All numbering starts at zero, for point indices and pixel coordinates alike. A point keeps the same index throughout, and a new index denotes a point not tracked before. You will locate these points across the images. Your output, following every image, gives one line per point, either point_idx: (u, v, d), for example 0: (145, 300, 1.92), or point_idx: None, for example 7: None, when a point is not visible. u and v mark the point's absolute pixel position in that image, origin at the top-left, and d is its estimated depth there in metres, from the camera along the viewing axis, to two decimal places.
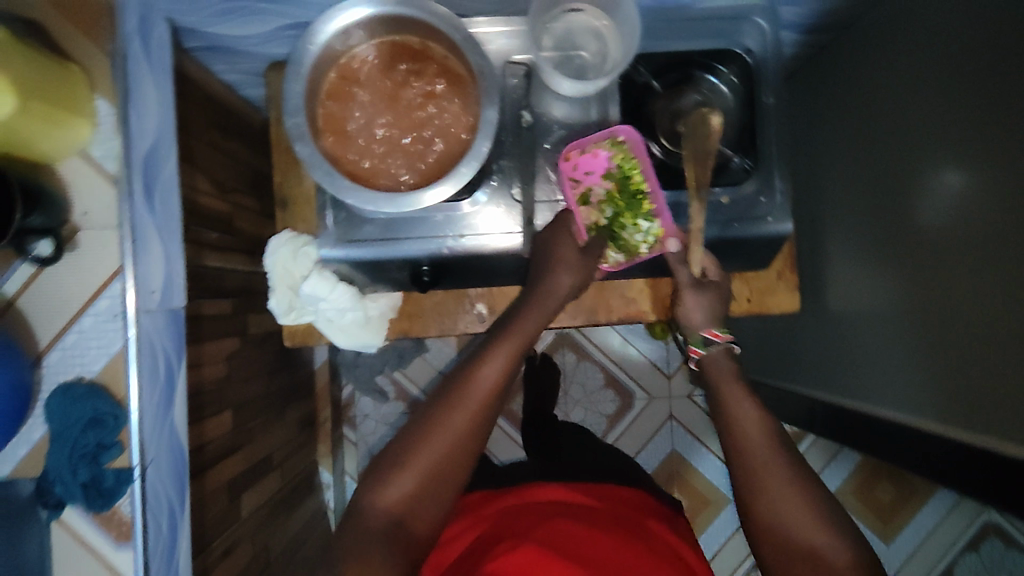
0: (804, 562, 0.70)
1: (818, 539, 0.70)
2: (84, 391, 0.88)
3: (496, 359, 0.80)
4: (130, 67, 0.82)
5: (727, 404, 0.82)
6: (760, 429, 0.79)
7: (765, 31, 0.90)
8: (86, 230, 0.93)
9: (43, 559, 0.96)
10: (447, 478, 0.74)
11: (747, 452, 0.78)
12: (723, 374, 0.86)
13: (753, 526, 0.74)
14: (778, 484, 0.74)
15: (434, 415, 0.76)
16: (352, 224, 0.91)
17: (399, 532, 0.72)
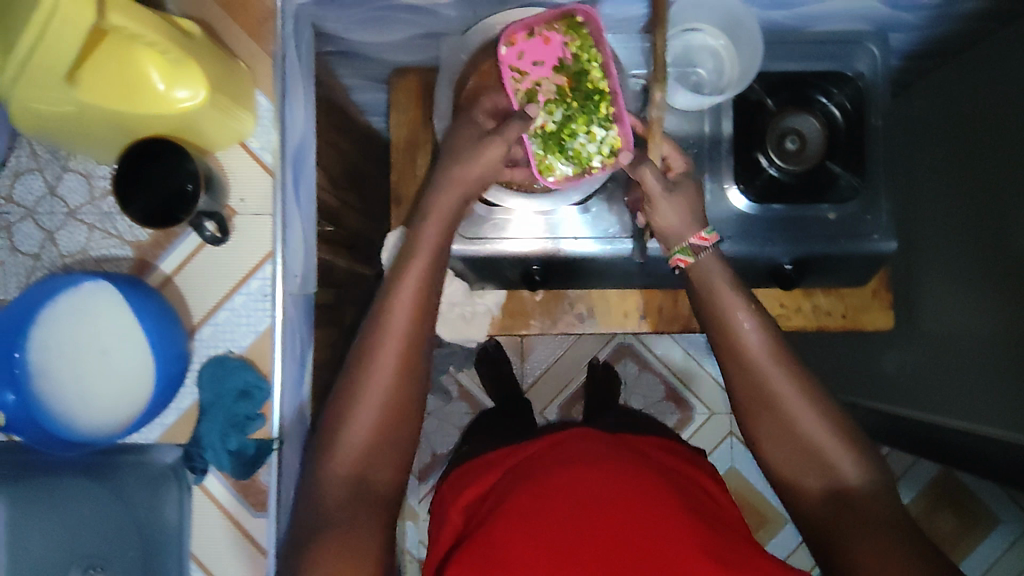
0: (827, 481, 0.66)
1: (833, 451, 0.66)
2: (238, 363, 0.83)
3: (406, 285, 0.69)
4: (285, 67, 0.84)
5: (730, 324, 0.71)
6: (790, 384, 0.68)
7: (877, 56, 0.93)
8: (243, 216, 0.84)
9: (184, 518, 0.85)
10: (399, 435, 0.69)
11: (761, 374, 0.69)
12: (715, 283, 0.73)
13: (766, 446, 0.69)
14: (791, 404, 0.67)
15: (360, 363, 0.68)
16: (470, 223, 0.94)
17: (365, 496, 0.67)
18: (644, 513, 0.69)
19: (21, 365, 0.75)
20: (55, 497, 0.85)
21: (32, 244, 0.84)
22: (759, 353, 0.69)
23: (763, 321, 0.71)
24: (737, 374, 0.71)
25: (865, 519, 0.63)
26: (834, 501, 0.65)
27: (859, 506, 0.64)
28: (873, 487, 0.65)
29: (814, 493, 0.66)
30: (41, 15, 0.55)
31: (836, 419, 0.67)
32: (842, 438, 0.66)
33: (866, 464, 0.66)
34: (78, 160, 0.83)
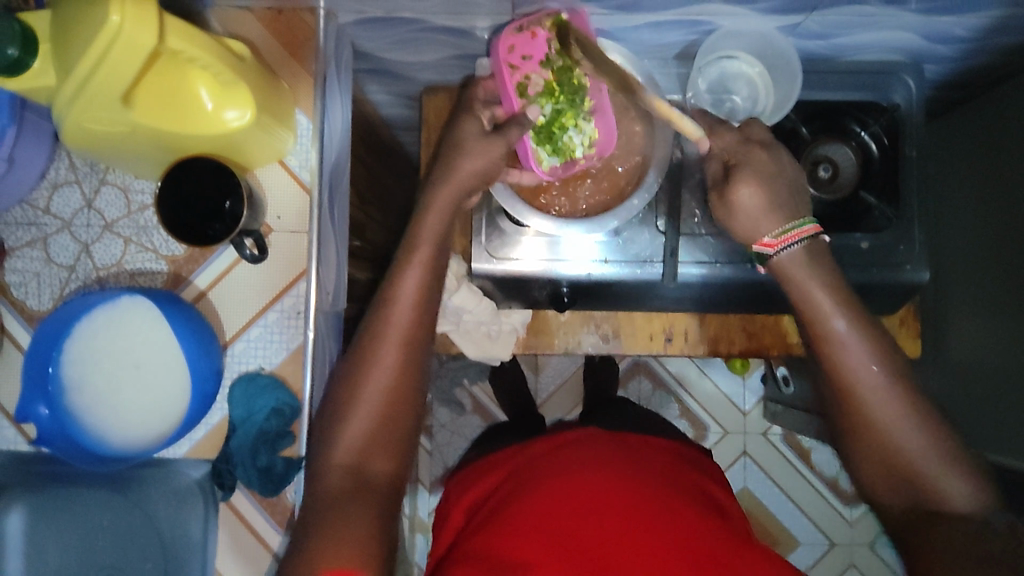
0: (914, 490, 0.65)
1: (926, 463, 0.65)
2: (269, 382, 0.83)
3: (406, 284, 0.74)
4: (326, 86, 0.85)
5: (820, 320, 0.69)
6: (877, 379, 0.67)
7: (914, 87, 0.93)
8: (280, 232, 0.84)
9: (208, 538, 0.85)
10: (398, 424, 0.72)
11: (850, 374, 0.68)
12: (804, 277, 0.70)
13: (858, 446, 0.68)
14: (884, 409, 0.66)
15: (368, 353, 0.72)
16: (503, 243, 0.95)
17: (366, 481, 0.69)
18: (648, 514, 0.73)
19: (55, 379, 0.75)
20: (77, 505, 0.84)
21: (67, 255, 0.84)
22: (852, 351, 0.68)
23: (860, 320, 0.69)
24: (826, 375, 0.70)
25: (947, 530, 0.61)
26: (913, 507, 0.65)
27: (945, 518, 0.62)
28: (972, 501, 0.63)
29: (893, 495, 0.67)
30: (104, 37, 0.55)
31: (933, 427, 0.66)
32: (940, 449, 0.65)
33: (970, 479, 0.64)
34: (117, 173, 0.84)
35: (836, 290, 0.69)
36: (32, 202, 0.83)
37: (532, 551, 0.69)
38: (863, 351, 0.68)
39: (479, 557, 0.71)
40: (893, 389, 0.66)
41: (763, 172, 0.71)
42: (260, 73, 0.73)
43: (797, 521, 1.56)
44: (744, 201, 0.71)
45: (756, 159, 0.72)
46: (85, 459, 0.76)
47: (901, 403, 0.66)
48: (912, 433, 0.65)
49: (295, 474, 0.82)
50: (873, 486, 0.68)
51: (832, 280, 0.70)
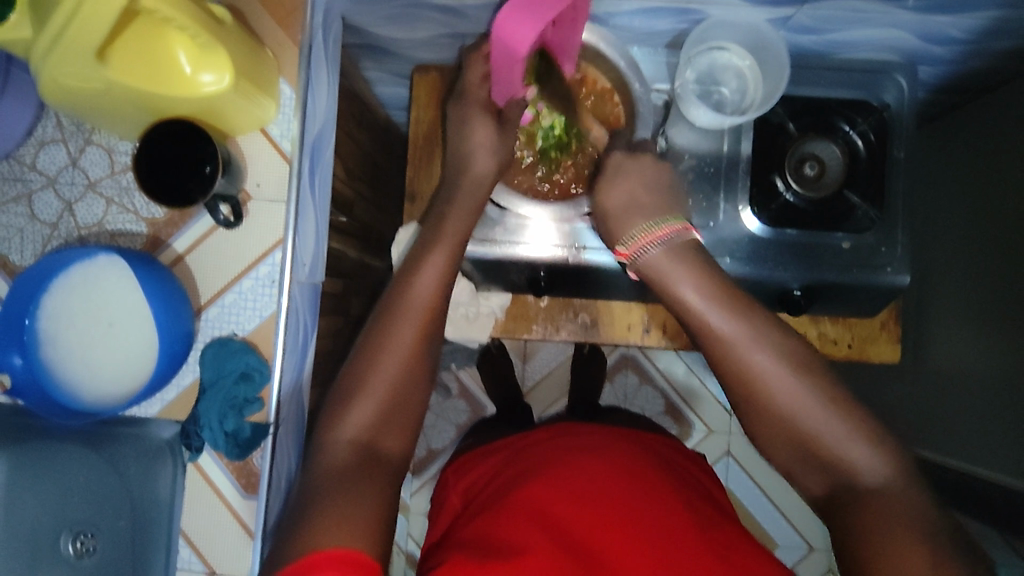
0: (833, 471, 0.63)
1: (835, 436, 0.63)
2: (243, 348, 0.83)
3: (430, 265, 0.73)
4: (312, 55, 0.85)
5: (705, 320, 0.69)
6: (781, 371, 0.65)
7: (904, 87, 0.93)
8: (259, 200, 0.85)
9: (177, 493, 0.87)
10: (409, 402, 0.70)
11: (735, 360, 0.67)
12: (673, 273, 0.70)
13: (772, 436, 0.66)
14: (777, 389, 0.65)
15: (384, 330, 0.70)
16: (482, 224, 0.94)
17: (375, 457, 0.66)
18: (638, 505, 0.72)
19: (31, 331, 0.77)
20: (51, 464, 0.80)
21: (51, 212, 0.85)
22: (739, 342, 0.67)
23: (733, 309, 0.68)
24: (728, 375, 0.68)
25: (873, 508, 0.58)
26: (834, 489, 0.63)
27: (867, 495, 0.60)
28: (893, 479, 0.60)
29: (814, 479, 0.65)
30: None
31: (829, 394, 0.64)
32: (844, 422, 0.63)
33: (876, 447, 0.62)
34: (102, 134, 0.85)
35: (703, 283, 0.69)
36: (20, 157, 0.85)
37: (524, 534, 0.69)
38: (750, 340, 0.67)
39: (468, 542, 0.72)
40: (778, 367, 0.65)
41: (631, 169, 0.78)
42: (240, 36, 0.73)
43: (777, 524, 1.55)
44: (613, 201, 0.77)
45: (626, 158, 0.79)
46: (54, 413, 0.77)
47: (792, 377, 0.65)
48: (827, 422, 0.63)
49: (263, 438, 0.83)
50: (801, 476, 0.66)
51: (701, 270, 0.70)
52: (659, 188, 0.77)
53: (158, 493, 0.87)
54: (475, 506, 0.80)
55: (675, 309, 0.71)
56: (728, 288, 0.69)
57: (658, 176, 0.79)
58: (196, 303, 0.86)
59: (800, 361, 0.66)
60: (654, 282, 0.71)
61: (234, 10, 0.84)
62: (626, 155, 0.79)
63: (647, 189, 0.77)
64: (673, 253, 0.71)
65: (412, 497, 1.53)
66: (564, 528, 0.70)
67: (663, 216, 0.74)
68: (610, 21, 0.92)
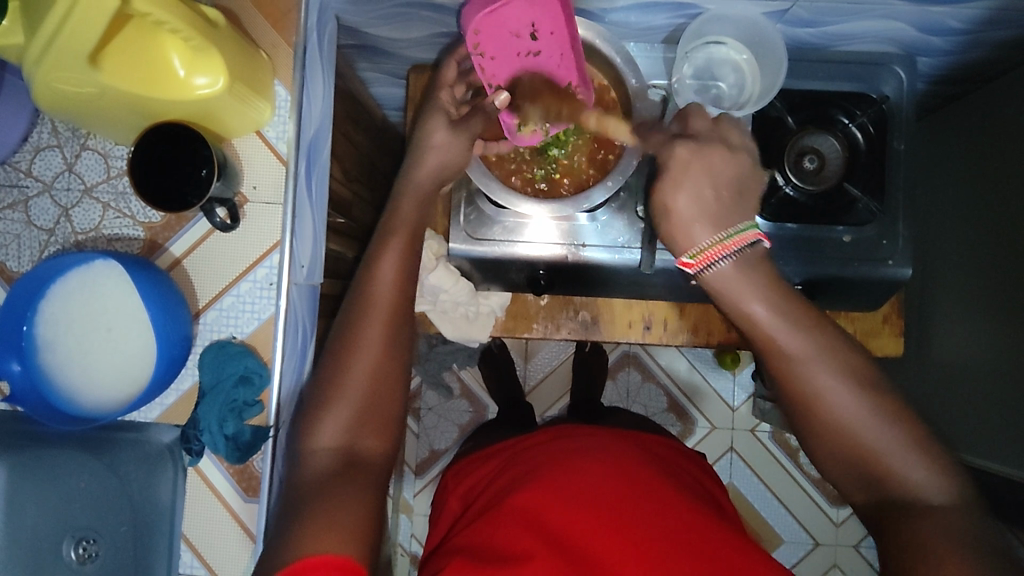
0: (887, 488, 0.60)
1: (895, 455, 0.60)
2: (240, 350, 0.83)
3: (386, 260, 0.72)
4: (305, 56, 0.85)
5: (775, 335, 0.65)
6: (842, 386, 0.62)
7: (903, 79, 0.92)
8: (256, 202, 0.85)
9: (178, 498, 0.86)
10: (385, 402, 0.70)
11: (797, 376, 0.64)
12: (738, 286, 0.65)
13: (828, 450, 0.63)
14: (840, 404, 0.62)
15: (351, 330, 0.70)
16: (480, 223, 0.94)
17: (354, 461, 0.66)
18: (633, 509, 0.72)
19: (29, 338, 0.77)
20: (53, 471, 0.81)
21: (47, 218, 0.85)
22: (804, 359, 0.63)
23: (797, 324, 0.64)
24: (786, 386, 0.65)
25: (931, 526, 0.56)
26: (881, 505, 0.61)
27: (924, 513, 0.58)
28: (952, 501, 0.58)
29: (861, 494, 0.62)
30: None
31: (891, 413, 0.61)
32: (903, 439, 0.61)
33: (935, 467, 0.60)
34: (97, 139, 0.85)
35: (767, 295, 0.65)
36: (15, 164, 0.84)
37: (520, 541, 0.69)
38: (817, 358, 0.63)
39: (466, 550, 0.72)
40: (845, 386, 0.62)
41: (699, 168, 0.67)
42: (233, 37, 0.73)
43: (782, 519, 1.54)
44: (681, 207, 0.66)
45: (694, 155, 0.67)
46: (52, 419, 0.76)
47: (859, 396, 0.62)
48: (887, 437, 0.61)
49: (264, 441, 0.82)
50: (851, 491, 0.63)
51: (766, 281, 0.66)
52: (728, 189, 0.67)
53: (159, 498, 0.87)
54: (473, 511, 0.80)
55: (730, 316, 0.67)
56: (793, 301, 0.66)
57: (731, 173, 0.68)
58: (195, 307, 0.85)
59: (867, 379, 0.63)
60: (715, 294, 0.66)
61: (227, 13, 0.84)
62: (691, 150, 0.67)
63: (717, 191, 0.66)
64: (742, 267, 0.65)
65: (415, 497, 1.53)
66: (557, 532, 0.70)
67: (736, 223, 0.66)
68: (604, 17, 0.91)
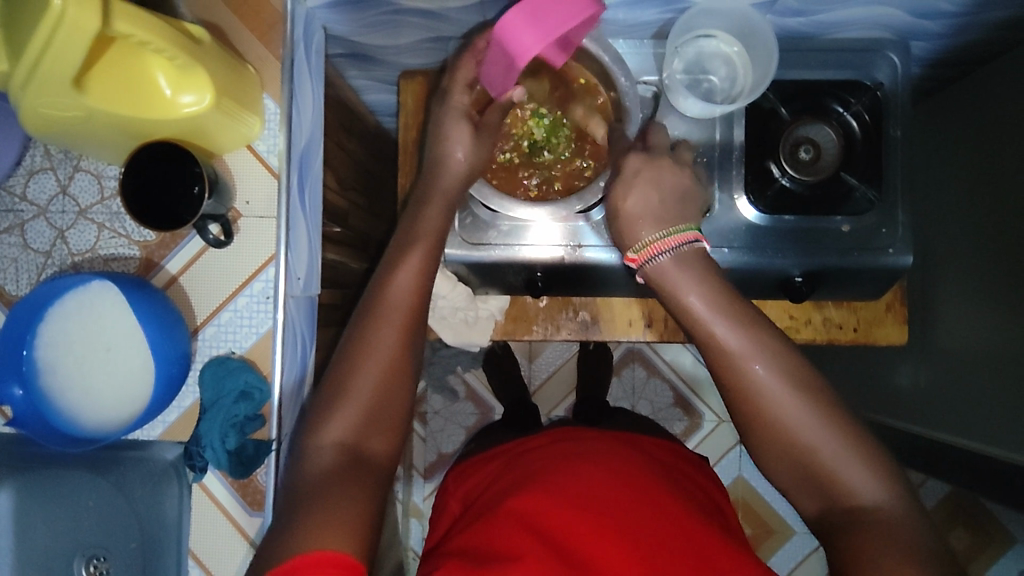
0: (827, 490, 0.62)
1: (834, 458, 0.61)
2: (241, 364, 0.84)
3: (405, 267, 0.73)
4: (293, 69, 0.85)
5: (712, 333, 0.68)
6: (777, 385, 0.64)
7: (897, 64, 0.91)
8: (250, 218, 0.85)
9: (184, 516, 0.87)
10: (394, 404, 0.69)
11: (736, 374, 0.66)
12: (680, 281, 0.69)
13: (773, 456, 0.65)
14: (778, 408, 0.64)
15: (364, 332, 0.70)
16: (476, 228, 0.93)
17: (359, 459, 0.66)
18: (629, 509, 0.72)
19: (29, 361, 0.78)
20: (61, 492, 0.81)
21: (43, 241, 0.85)
22: (743, 354, 0.66)
23: (741, 323, 0.67)
24: (727, 389, 0.67)
25: (869, 530, 0.57)
26: (829, 511, 0.62)
27: (863, 516, 0.59)
28: (887, 506, 0.59)
29: (810, 499, 0.63)
30: (47, 24, 0.57)
31: (830, 416, 0.63)
32: (841, 441, 0.62)
33: (876, 472, 0.61)
34: (90, 160, 0.85)
35: (710, 293, 0.69)
36: (9, 188, 0.85)
37: (510, 542, 0.68)
38: (752, 354, 0.66)
39: (463, 552, 0.71)
40: (781, 382, 0.64)
41: (647, 176, 0.76)
42: (219, 53, 0.73)
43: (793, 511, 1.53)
44: (630, 208, 0.75)
45: (644, 164, 0.77)
46: (55, 442, 0.77)
47: (798, 398, 0.64)
48: (825, 437, 0.62)
49: (265, 456, 0.83)
50: (798, 491, 0.64)
51: (707, 277, 0.70)
52: (672, 198, 0.76)
53: (166, 513, 0.87)
54: (469, 515, 0.80)
55: (673, 313, 0.71)
56: (732, 296, 0.69)
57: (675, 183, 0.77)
58: (193, 324, 0.86)
59: (807, 381, 0.65)
60: (661, 288, 0.71)
61: (213, 28, 0.84)
62: (643, 159, 0.77)
63: (663, 197, 0.75)
64: (681, 261, 0.70)
65: (424, 501, 1.53)
66: (553, 535, 0.69)
67: (677, 224, 0.73)
68: None
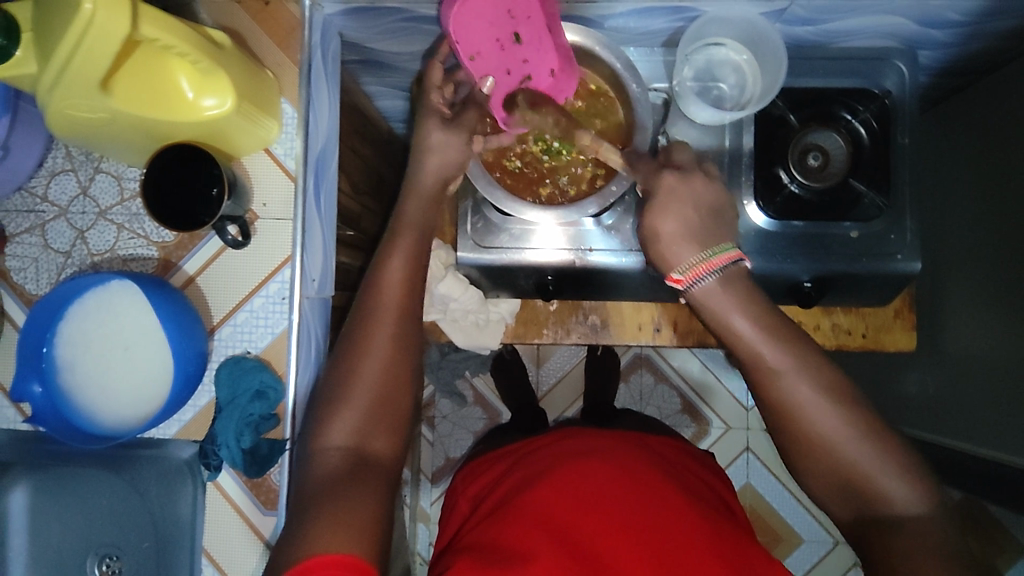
0: (865, 500, 0.63)
1: (873, 470, 0.62)
2: (255, 364, 0.84)
3: (394, 266, 0.73)
4: (310, 74, 0.86)
5: (752, 347, 0.66)
6: (818, 400, 0.64)
7: (904, 73, 0.92)
8: (266, 220, 0.86)
9: (197, 514, 0.86)
10: (396, 404, 0.70)
11: (782, 395, 0.65)
12: (725, 305, 0.67)
13: (809, 465, 0.65)
14: (817, 421, 0.64)
15: (362, 335, 0.71)
16: (487, 231, 0.95)
17: (364, 461, 0.67)
18: (632, 505, 0.73)
19: (49, 359, 0.79)
20: (76, 491, 0.86)
21: (64, 241, 0.87)
22: (788, 374, 0.65)
23: (784, 338, 0.66)
24: (763, 401, 0.67)
25: (907, 542, 0.59)
26: (863, 520, 0.63)
27: (902, 529, 0.60)
28: (924, 515, 0.60)
29: (844, 507, 0.64)
30: (78, 26, 0.59)
31: (871, 431, 0.63)
32: (879, 451, 0.62)
33: (912, 481, 0.61)
34: (110, 162, 0.87)
35: (754, 312, 0.67)
36: (31, 189, 0.86)
37: (526, 543, 0.69)
38: (794, 370, 0.65)
39: (476, 548, 0.72)
40: (822, 399, 0.64)
41: (682, 195, 0.71)
42: (239, 57, 0.75)
43: (800, 518, 1.53)
44: (669, 230, 0.69)
45: (679, 182, 0.72)
46: (73, 439, 0.78)
47: (837, 411, 0.63)
48: (862, 449, 0.62)
49: (280, 454, 0.84)
50: (834, 500, 0.65)
51: (749, 296, 0.67)
52: (709, 213, 0.71)
53: (180, 512, 0.87)
54: (479, 512, 0.81)
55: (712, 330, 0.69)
56: (778, 319, 0.67)
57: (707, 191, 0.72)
58: (209, 324, 0.87)
59: (841, 391, 0.65)
60: (703, 311, 0.68)
61: (233, 34, 0.86)
62: (678, 179, 0.72)
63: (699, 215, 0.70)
64: (727, 284, 0.67)
65: (431, 506, 1.54)
66: (566, 536, 0.70)
67: (719, 242, 0.69)
68: (603, 23, 0.92)
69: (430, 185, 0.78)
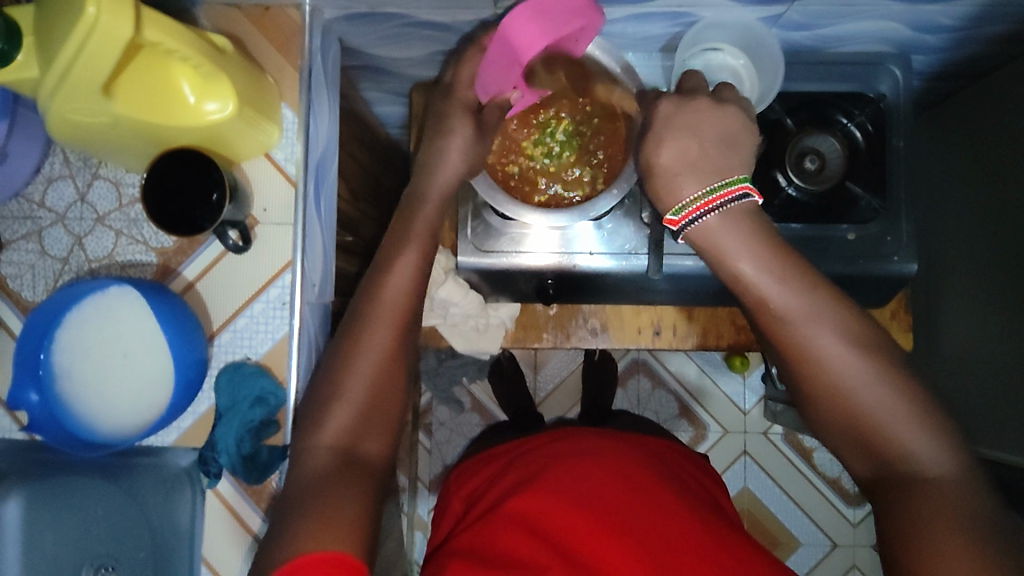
0: (886, 459, 0.62)
1: (895, 426, 0.61)
2: (255, 369, 0.84)
3: (400, 264, 0.72)
4: (310, 80, 0.87)
5: (759, 289, 0.66)
6: (836, 347, 0.64)
7: (898, 77, 0.93)
8: (266, 225, 0.86)
9: (195, 523, 0.86)
10: (387, 408, 0.69)
11: (797, 339, 0.65)
12: (728, 243, 0.66)
13: (828, 423, 0.65)
14: (839, 376, 0.63)
15: (360, 331, 0.70)
16: (488, 234, 0.95)
17: (354, 461, 0.66)
18: (625, 506, 0.73)
19: (46, 365, 0.78)
20: (72, 500, 0.83)
21: (61, 247, 0.86)
22: (800, 318, 0.65)
23: (793, 282, 0.66)
24: (781, 349, 0.66)
25: (925, 502, 0.58)
26: (884, 479, 0.62)
27: (918, 488, 0.59)
28: (947, 474, 0.60)
29: (863, 466, 0.64)
30: (81, 29, 0.58)
31: (892, 382, 0.62)
32: (904, 406, 0.61)
33: (936, 438, 0.61)
34: (109, 168, 0.86)
35: (760, 253, 0.66)
36: (28, 195, 0.86)
37: (524, 550, 0.69)
38: (806, 314, 0.65)
39: (469, 551, 0.72)
40: (842, 348, 0.63)
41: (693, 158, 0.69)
42: (238, 60, 0.75)
43: (798, 522, 1.53)
44: (667, 161, 0.69)
45: (678, 109, 0.72)
46: (72, 447, 0.78)
47: (858, 362, 0.63)
48: (884, 402, 0.62)
49: (280, 462, 0.84)
50: (857, 460, 0.64)
51: (757, 235, 0.67)
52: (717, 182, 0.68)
53: (179, 522, 0.87)
54: (475, 513, 0.80)
55: (713, 267, 0.69)
56: (784, 257, 0.67)
57: (718, 125, 0.71)
58: (210, 329, 0.86)
59: (863, 340, 0.64)
60: (707, 251, 0.68)
61: (233, 39, 0.86)
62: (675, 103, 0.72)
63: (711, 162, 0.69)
64: (729, 221, 0.67)
65: (429, 513, 1.53)
66: (559, 541, 0.70)
67: (722, 178, 0.68)
68: (602, 29, 0.93)
69: (425, 189, 0.78)
